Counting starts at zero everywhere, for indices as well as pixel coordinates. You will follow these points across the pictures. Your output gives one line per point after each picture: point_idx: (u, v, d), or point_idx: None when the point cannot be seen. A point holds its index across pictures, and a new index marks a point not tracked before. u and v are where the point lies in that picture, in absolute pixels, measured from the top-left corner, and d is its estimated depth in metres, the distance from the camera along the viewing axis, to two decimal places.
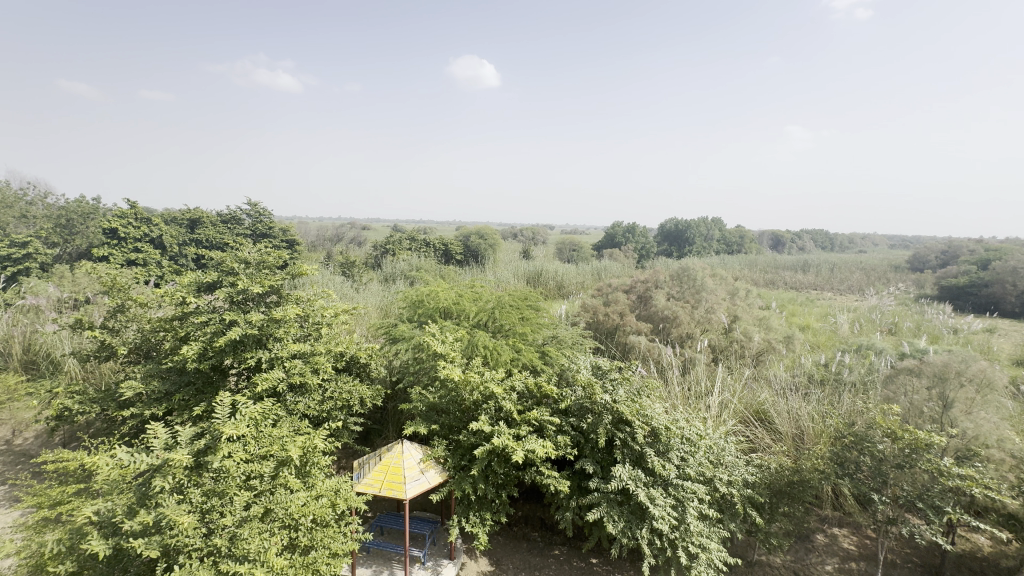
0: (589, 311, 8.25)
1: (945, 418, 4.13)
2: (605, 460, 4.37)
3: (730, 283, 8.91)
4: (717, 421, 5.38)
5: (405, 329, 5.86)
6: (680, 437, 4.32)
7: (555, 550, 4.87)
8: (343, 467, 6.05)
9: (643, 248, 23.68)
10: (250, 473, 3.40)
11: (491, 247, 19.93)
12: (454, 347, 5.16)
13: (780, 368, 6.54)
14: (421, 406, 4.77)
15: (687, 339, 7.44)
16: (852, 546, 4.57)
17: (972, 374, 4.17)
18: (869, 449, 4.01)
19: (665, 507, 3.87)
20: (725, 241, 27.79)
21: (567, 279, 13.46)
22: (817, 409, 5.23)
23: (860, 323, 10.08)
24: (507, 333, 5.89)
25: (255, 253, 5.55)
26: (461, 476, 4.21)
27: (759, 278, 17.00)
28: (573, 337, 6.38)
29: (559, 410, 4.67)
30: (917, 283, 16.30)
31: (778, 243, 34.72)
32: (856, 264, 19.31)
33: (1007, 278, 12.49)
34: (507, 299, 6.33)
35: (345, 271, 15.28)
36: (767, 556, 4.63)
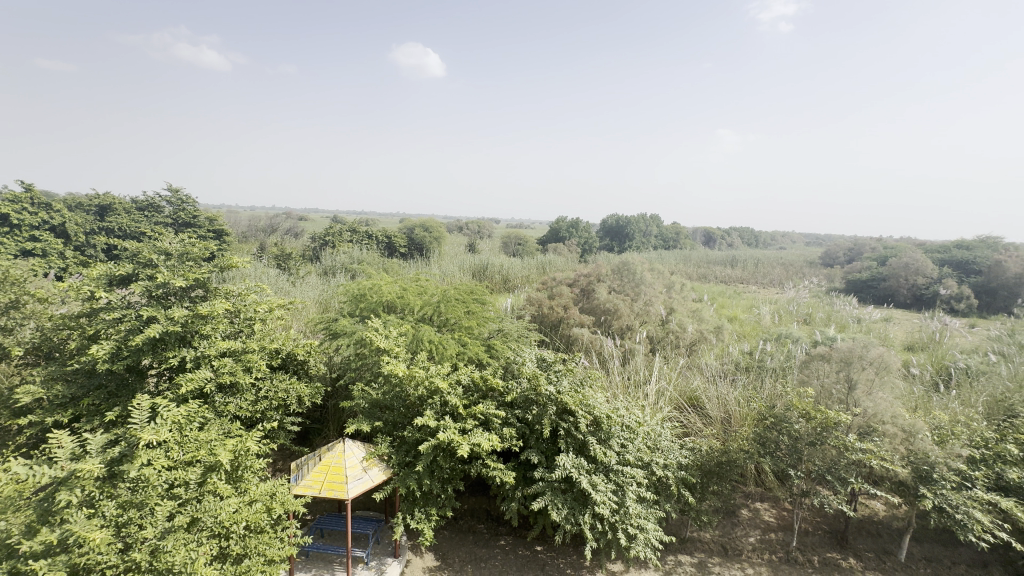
0: (534, 304, 8.37)
1: (851, 398, 4.59)
2: (549, 450, 4.45)
3: (667, 277, 9.36)
4: (654, 408, 5.66)
5: (346, 324, 5.65)
6: (620, 424, 4.49)
7: (500, 541, 4.92)
8: (279, 469, 5.77)
9: (586, 243, 24.32)
10: (174, 480, 3.15)
11: (436, 240, 19.67)
12: (398, 342, 5.06)
13: (710, 356, 6.99)
14: (363, 404, 4.65)
15: (627, 330, 7.71)
16: (772, 518, 5.00)
17: (872, 358, 4.67)
18: (786, 430, 4.39)
19: (606, 492, 4.02)
20: (662, 237, 29.15)
21: (512, 273, 13.56)
22: (743, 394, 5.65)
23: (780, 314, 10.98)
24: (453, 327, 5.84)
25: (177, 243, 5.10)
26: (406, 473, 4.15)
27: (693, 272, 17.99)
28: (518, 330, 6.45)
29: (504, 403, 4.71)
30: (828, 277, 17.96)
31: (709, 240, 36.89)
32: (777, 260, 20.95)
33: (901, 272, 14.04)
34: (453, 292, 6.28)
35: (280, 263, 14.48)
36: (698, 532, 4.90)
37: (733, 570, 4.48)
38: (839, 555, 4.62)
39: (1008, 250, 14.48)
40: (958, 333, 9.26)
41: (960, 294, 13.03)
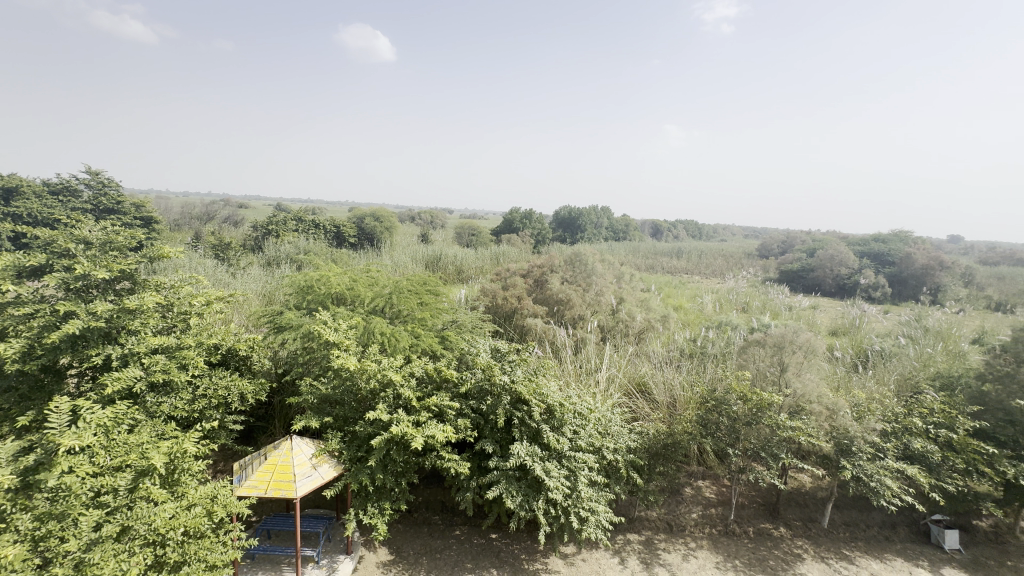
0: (488, 295, 8.37)
1: (782, 379, 4.95)
2: (504, 439, 4.49)
3: (617, 268, 9.63)
4: (605, 394, 5.85)
5: (293, 317, 5.42)
6: (573, 412, 4.60)
7: (455, 531, 4.94)
8: (220, 471, 5.47)
9: (540, 234, 24.54)
10: (100, 488, 2.92)
11: (387, 230, 19.18)
12: (348, 335, 4.91)
13: (657, 344, 7.30)
14: (312, 399, 4.50)
15: (579, 320, 7.88)
16: (712, 494, 5.30)
17: (801, 342, 5.01)
18: (726, 412, 4.67)
19: (560, 478, 4.12)
20: (612, 229, 29.95)
21: (466, 264, 13.47)
22: (687, 379, 5.96)
23: (721, 303, 11.61)
24: (406, 319, 5.74)
25: (98, 231, 4.68)
26: (358, 468, 4.06)
27: (642, 263, 18.61)
28: (472, 321, 6.44)
29: (459, 394, 4.68)
30: (764, 267, 19.15)
31: (657, 231, 38.28)
32: (719, 252, 22.08)
33: (827, 264, 15.18)
34: (405, 283, 6.15)
35: (217, 253, 13.62)
36: (646, 511, 5.06)
37: (677, 545, 4.72)
38: (771, 526, 5.02)
39: (916, 243, 16.06)
40: (874, 319, 10.18)
41: (876, 283, 14.34)
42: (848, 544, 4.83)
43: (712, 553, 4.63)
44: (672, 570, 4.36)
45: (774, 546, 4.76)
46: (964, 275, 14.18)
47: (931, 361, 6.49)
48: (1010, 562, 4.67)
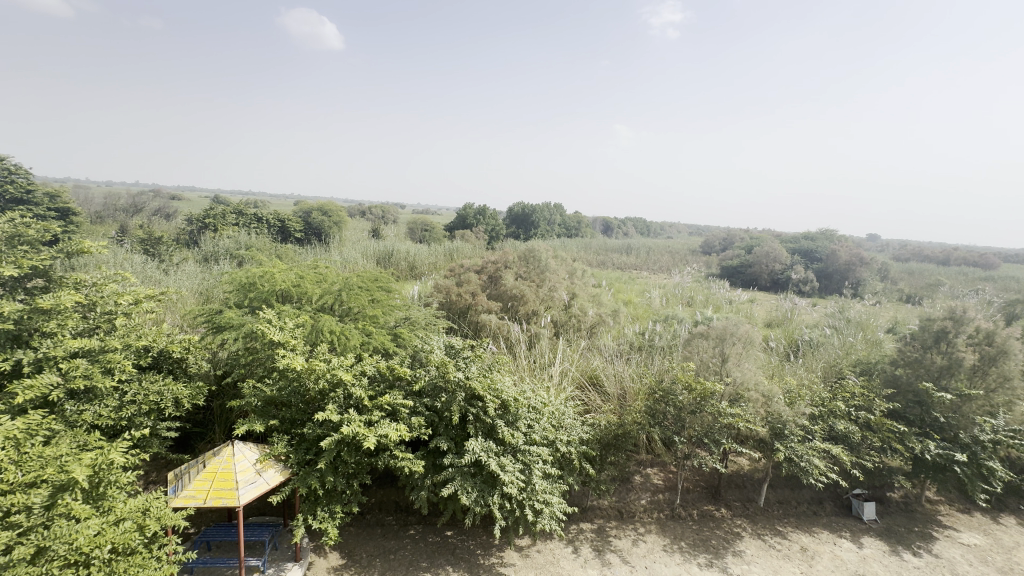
0: (441, 291, 8.29)
1: (723, 369, 5.23)
2: (458, 436, 4.46)
3: (570, 264, 9.80)
4: (558, 388, 5.96)
5: (233, 315, 5.12)
6: (527, 406, 4.65)
7: (410, 531, 4.87)
8: (153, 482, 5.10)
9: (494, 231, 24.51)
10: (11, 507, 2.65)
11: (336, 225, 18.49)
12: (295, 334, 4.71)
13: (608, 338, 7.51)
14: (255, 402, 4.28)
15: (532, 315, 7.97)
16: (659, 480, 5.54)
17: (741, 334, 5.30)
18: (672, 401, 4.90)
19: (514, 472, 4.15)
20: (565, 225, 30.46)
21: (419, 260, 13.25)
22: (636, 371, 6.18)
23: (667, 297, 12.08)
24: (356, 317, 5.57)
25: (5, 224, 4.23)
26: (306, 472, 3.91)
27: (593, 259, 19.04)
28: (426, 318, 6.35)
29: (412, 392, 4.61)
30: (707, 263, 20.13)
31: (608, 228, 39.27)
32: (666, 248, 22.95)
33: (763, 260, 16.17)
34: (355, 280, 5.98)
35: (146, 248, 12.61)
36: (598, 500, 5.23)
37: (628, 532, 4.89)
38: (713, 507, 5.31)
39: (840, 241, 17.44)
40: (804, 311, 10.96)
41: (805, 278, 15.46)
42: (781, 520, 5.20)
43: (660, 537, 4.84)
44: (623, 555, 4.52)
45: (716, 526, 5.04)
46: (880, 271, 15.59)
47: (853, 350, 7.10)
48: (917, 528, 5.20)
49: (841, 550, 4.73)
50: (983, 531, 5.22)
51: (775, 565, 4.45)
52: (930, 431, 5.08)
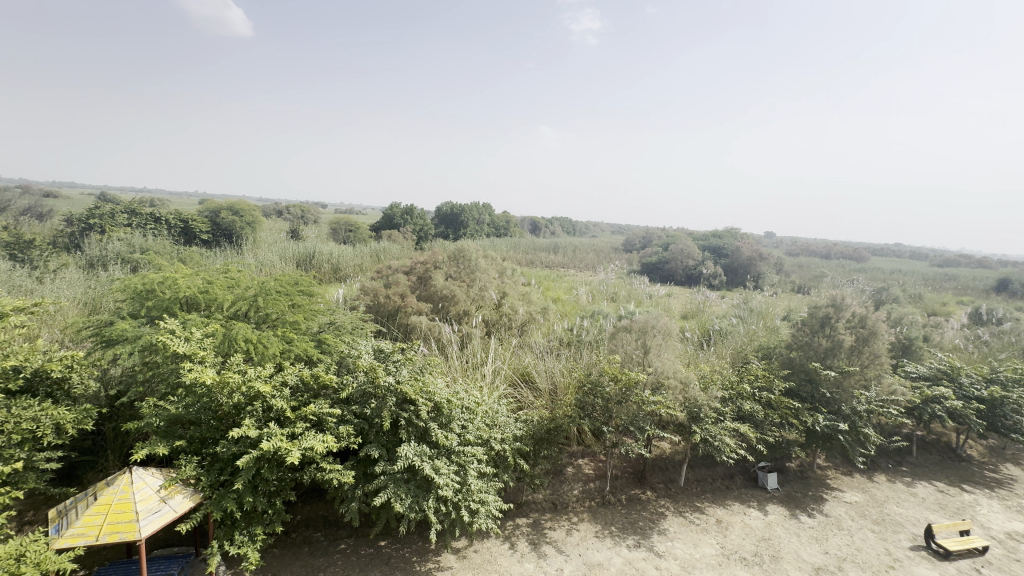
0: (368, 293, 7.98)
1: (645, 359, 5.53)
2: (390, 442, 4.32)
3: (500, 263, 9.86)
4: (491, 387, 5.99)
5: (128, 327, 4.58)
6: (460, 407, 4.63)
7: (340, 545, 4.65)
8: (29, 522, 4.42)
9: (422, 230, 24.03)
10: None
11: (249, 225, 17.09)
12: (203, 345, 4.30)
13: (538, 335, 7.67)
14: (158, 422, 3.87)
15: (464, 315, 7.93)
16: (590, 470, 5.76)
17: (660, 326, 5.66)
18: (600, 393, 5.12)
19: (449, 474, 4.10)
20: (494, 225, 30.63)
21: (343, 261, 12.66)
22: (566, 366, 6.38)
23: (593, 294, 12.58)
24: (275, 324, 5.21)
25: None
26: (221, 494, 3.59)
27: (523, 259, 19.31)
28: (352, 322, 6.09)
29: (339, 400, 4.40)
30: (628, 260, 21.21)
31: (536, 228, 40.08)
32: (591, 247, 23.88)
33: (678, 257, 17.34)
34: (272, 284, 5.59)
35: (11, 254, 10.82)
36: (533, 495, 5.31)
37: (561, 522, 5.03)
38: (639, 491, 5.62)
39: (743, 238, 19.16)
40: (714, 303, 11.92)
41: (715, 273, 16.80)
42: (699, 496, 5.62)
43: (592, 524, 5.03)
44: (557, 545, 4.65)
45: (643, 508, 5.34)
46: (776, 266, 17.38)
47: (755, 337, 7.84)
48: (810, 492, 5.86)
49: (750, 518, 5.21)
50: (861, 489, 6.01)
51: (695, 539, 4.79)
52: (820, 405, 5.74)
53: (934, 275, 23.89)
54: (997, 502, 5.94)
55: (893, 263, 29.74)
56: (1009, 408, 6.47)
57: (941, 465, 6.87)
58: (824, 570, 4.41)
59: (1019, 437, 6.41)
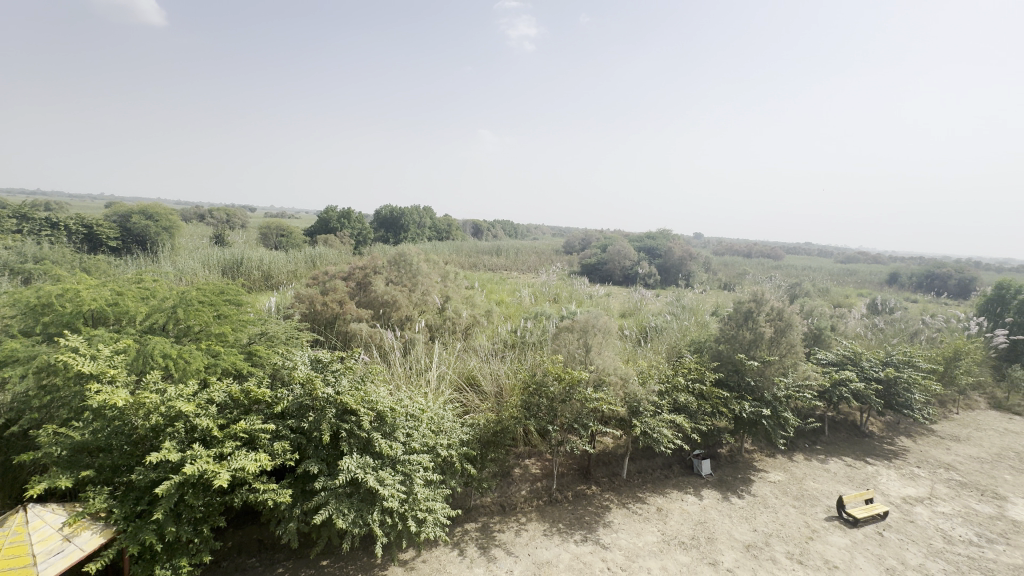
0: (304, 301, 7.60)
1: (587, 357, 5.68)
2: (330, 456, 4.12)
3: (442, 266, 9.74)
4: (436, 393, 5.90)
5: (19, 347, 4.06)
6: (404, 414, 4.53)
7: (278, 570, 4.37)
8: None
9: (360, 235, 23.26)
10: None
11: (166, 231, 15.70)
12: (113, 362, 3.90)
13: (483, 338, 7.66)
14: (58, 452, 3.45)
15: (406, 321, 7.76)
16: (537, 469, 5.85)
17: (600, 325, 5.85)
18: (545, 393, 5.20)
19: (394, 485, 3.99)
20: (435, 229, 30.28)
21: (275, 268, 11.98)
22: (511, 368, 6.42)
23: (536, 295, 12.77)
24: (198, 337, 4.81)
25: None
26: (137, 526, 3.26)
27: (466, 262, 19.23)
28: (286, 331, 5.77)
29: (273, 415, 4.14)
30: (569, 261, 21.74)
31: (478, 231, 40.07)
32: (533, 249, 24.22)
33: (616, 258, 18.01)
34: (194, 294, 5.18)
35: None
36: (481, 499, 5.29)
37: (510, 523, 5.04)
38: (585, 486, 5.77)
39: (674, 239, 20.26)
40: (650, 301, 12.48)
41: (650, 272, 17.61)
42: (640, 487, 5.86)
43: (540, 522, 5.08)
44: (507, 547, 4.65)
45: (589, 503, 5.48)
46: (704, 265, 18.56)
47: (687, 332, 8.30)
48: (740, 475, 6.28)
49: (687, 504, 5.50)
50: (783, 469, 6.53)
51: (638, 528, 4.98)
52: (745, 393, 6.17)
53: (838, 270, 26.51)
54: (894, 472, 6.68)
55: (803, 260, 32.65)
56: (901, 386, 7.30)
57: (849, 442, 7.63)
58: (754, 546, 4.74)
59: (909, 412, 7.25)
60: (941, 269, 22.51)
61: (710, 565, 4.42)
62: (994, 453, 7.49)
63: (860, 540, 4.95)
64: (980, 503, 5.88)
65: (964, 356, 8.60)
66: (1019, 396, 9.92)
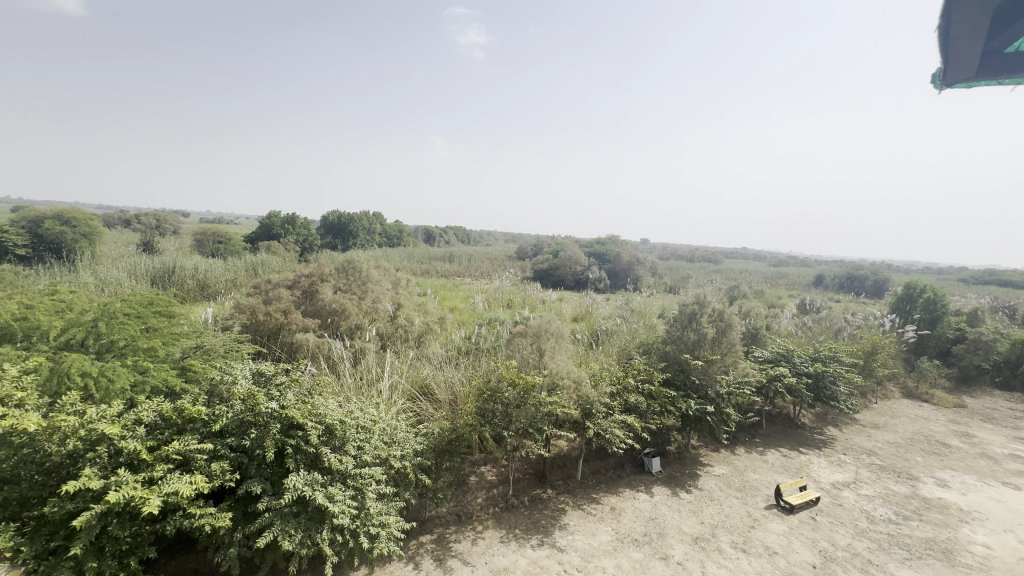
0: (244, 311, 7.19)
1: (541, 361, 5.74)
2: (275, 474, 3.91)
3: (393, 273, 9.53)
4: (388, 403, 5.75)
5: None
6: (355, 427, 4.39)
7: None
8: None
9: (306, 241, 22.34)
10: None
11: (86, 237, 14.38)
12: (21, 384, 3.51)
13: (436, 345, 7.56)
14: None
15: (356, 329, 7.52)
16: (493, 476, 5.88)
17: (553, 329, 5.93)
18: (499, 399, 5.21)
19: (345, 500, 3.84)
20: (385, 235, 29.64)
21: (212, 276, 11.26)
22: (465, 375, 6.37)
23: (490, 301, 12.78)
24: (123, 352, 4.42)
25: None
26: (51, 564, 2.94)
27: (418, 269, 18.94)
28: (225, 344, 5.43)
29: (211, 434, 3.87)
30: (522, 267, 21.92)
31: (429, 237, 39.63)
32: (486, 255, 24.23)
33: (567, 264, 18.35)
34: (119, 306, 4.79)
35: None
36: (436, 509, 5.21)
37: (466, 533, 4.97)
38: (541, 490, 5.81)
39: (622, 245, 20.94)
40: (601, 305, 12.80)
41: (600, 277, 18.08)
42: (594, 487, 5.96)
43: (497, 530, 5.05)
44: (463, 557, 4.58)
45: (545, 506, 5.51)
46: (651, 270, 19.32)
47: (636, 335, 8.58)
48: (687, 470, 6.55)
49: (639, 502, 5.66)
50: (726, 462, 6.87)
51: (593, 529, 5.06)
52: (691, 391, 6.44)
53: (771, 274, 28.37)
54: (824, 459, 7.20)
55: (741, 264, 34.66)
56: (828, 379, 7.91)
57: (784, 434, 8.15)
58: (701, 538, 4.95)
59: (836, 403, 7.85)
60: (859, 272, 24.69)
61: (662, 560, 4.55)
62: (907, 437, 8.25)
63: (796, 525, 5.29)
64: (897, 484, 6.46)
65: (880, 351, 9.44)
66: (926, 385, 11.02)
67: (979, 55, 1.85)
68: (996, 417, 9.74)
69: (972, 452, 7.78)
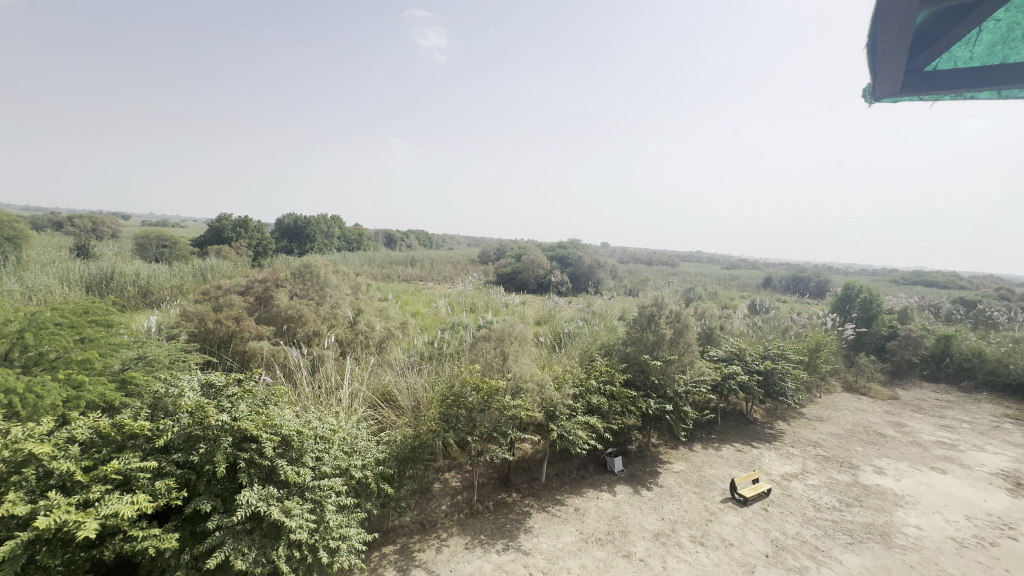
0: (192, 319, 6.81)
1: (505, 365, 5.75)
2: (226, 490, 3.71)
3: (352, 277, 9.29)
4: (348, 411, 5.59)
5: None
6: (313, 437, 4.24)
7: None
8: None
9: (260, 246, 21.45)
10: None
11: (10, 242, 13.21)
12: None
13: (398, 351, 7.43)
14: None
15: (313, 336, 7.28)
16: (457, 482, 5.83)
17: (516, 333, 5.95)
18: (463, 404, 5.17)
19: (303, 514, 3.69)
20: (344, 239, 28.89)
21: (156, 282, 10.61)
22: (428, 381, 6.29)
23: (453, 305, 12.68)
24: (53, 365, 4.10)
25: None
26: None
27: (379, 273, 18.57)
28: (170, 354, 5.13)
29: (155, 450, 3.64)
30: (485, 271, 21.90)
31: (391, 241, 38.94)
32: (449, 259, 24.06)
33: (529, 267, 18.47)
34: (49, 315, 4.44)
35: None
36: (399, 519, 5.11)
37: (430, 541, 4.89)
38: (505, 494, 5.79)
39: (584, 249, 21.31)
40: (563, 308, 12.95)
41: (562, 281, 18.32)
42: (558, 489, 6.01)
43: (461, 536, 4.99)
44: (427, 566, 4.49)
45: (510, 510, 5.50)
46: (611, 273, 19.74)
47: (598, 337, 8.74)
48: (648, 469, 6.71)
49: (602, 501, 5.75)
50: (685, 459, 7.10)
51: (558, 530, 5.10)
52: (651, 391, 6.62)
53: (724, 276, 29.61)
54: (775, 453, 7.56)
55: (696, 267, 36.01)
56: (777, 376, 8.32)
57: (738, 429, 8.50)
58: (662, 534, 5.08)
59: (784, 398, 8.27)
60: (804, 274, 26.19)
61: (624, 557, 4.64)
62: (848, 429, 8.79)
63: (750, 517, 5.52)
64: (840, 473, 6.87)
65: (823, 348, 10.03)
66: (864, 379, 11.80)
67: (902, 73, 2.01)
68: (925, 407, 10.54)
69: (905, 440, 8.38)
